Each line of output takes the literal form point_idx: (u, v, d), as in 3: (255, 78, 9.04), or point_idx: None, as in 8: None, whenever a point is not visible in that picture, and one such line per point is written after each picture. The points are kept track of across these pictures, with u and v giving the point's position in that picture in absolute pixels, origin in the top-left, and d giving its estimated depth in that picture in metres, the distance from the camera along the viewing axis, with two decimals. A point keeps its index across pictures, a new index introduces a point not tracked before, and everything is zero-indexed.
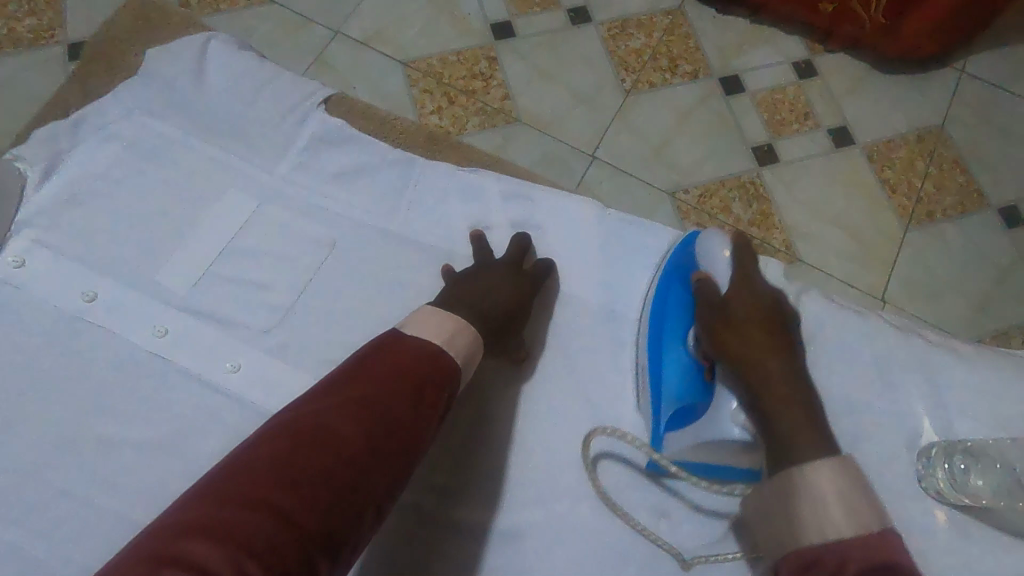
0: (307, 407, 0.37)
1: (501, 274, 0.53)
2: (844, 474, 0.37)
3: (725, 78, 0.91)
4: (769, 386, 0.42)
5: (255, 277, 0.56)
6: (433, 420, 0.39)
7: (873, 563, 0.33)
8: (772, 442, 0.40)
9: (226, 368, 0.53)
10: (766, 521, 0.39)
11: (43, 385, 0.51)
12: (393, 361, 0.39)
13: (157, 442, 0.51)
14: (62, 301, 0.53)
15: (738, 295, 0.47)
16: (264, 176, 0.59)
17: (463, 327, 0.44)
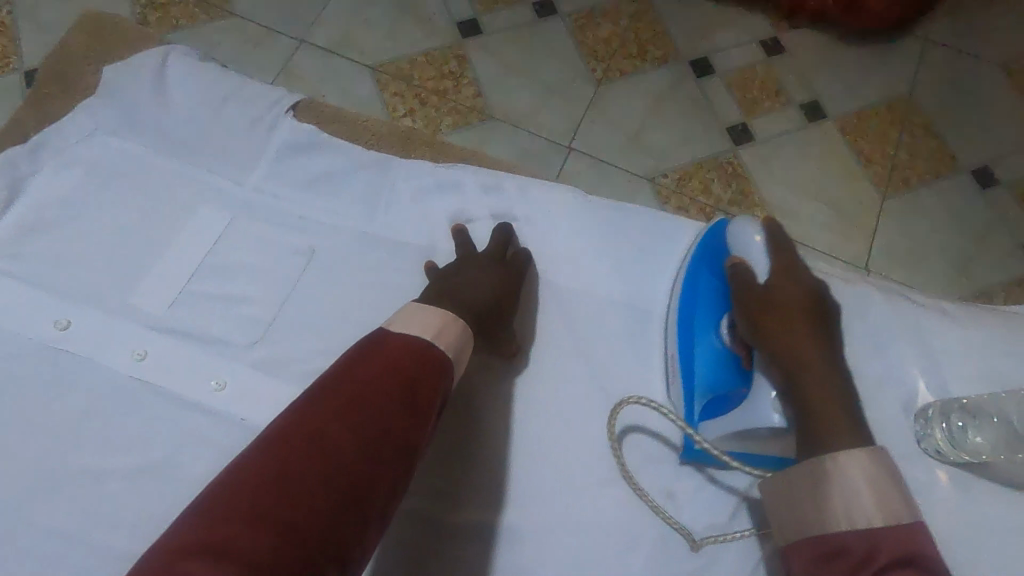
0: (301, 413, 0.36)
1: (485, 266, 0.52)
2: (877, 464, 0.37)
3: (694, 61, 0.92)
4: (811, 380, 0.42)
5: (235, 292, 0.54)
6: (431, 415, 0.38)
7: (904, 554, 0.33)
8: (806, 433, 0.40)
9: (212, 386, 0.51)
10: (789, 504, 0.39)
11: (20, 420, 0.49)
12: (383, 359, 0.38)
13: (145, 469, 0.49)
14: (35, 331, 0.52)
15: (788, 284, 0.46)
16: (236, 187, 0.58)
17: (451, 321, 0.43)
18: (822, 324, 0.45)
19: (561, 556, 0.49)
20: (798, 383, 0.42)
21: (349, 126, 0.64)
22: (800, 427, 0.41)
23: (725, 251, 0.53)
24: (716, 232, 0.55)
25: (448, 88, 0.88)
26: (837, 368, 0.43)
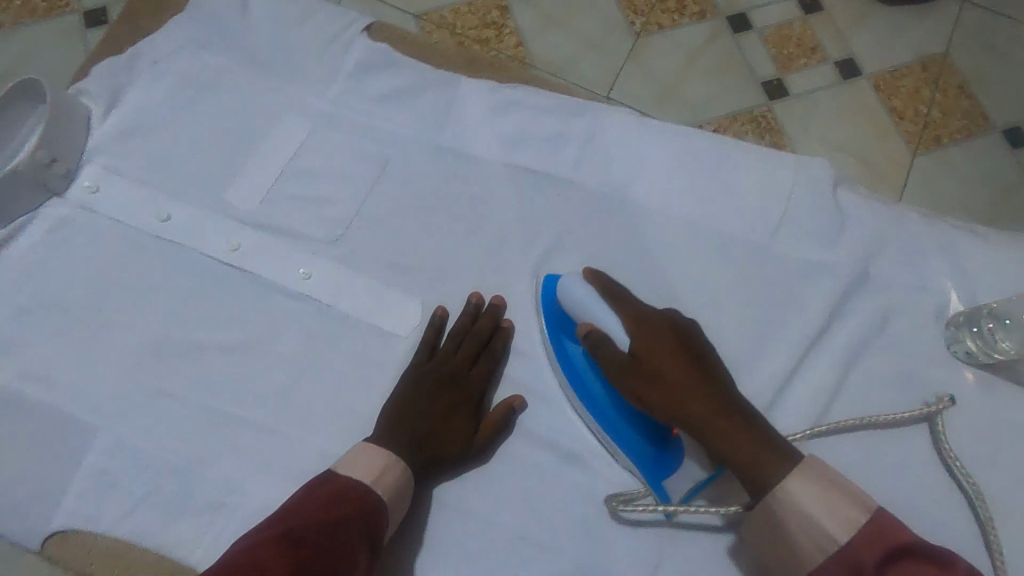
0: (250, 540, 0.42)
1: (445, 362, 0.54)
2: (812, 479, 0.43)
3: (732, 17, 0.94)
4: (717, 440, 0.46)
5: (318, 194, 0.59)
6: (364, 548, 0.43)
7: (881, 558, 0.40)
8: (744, 477, 0.45)
9: (300, 275, 0.56)
10: (771, 539, 0.45)
11: (131, 301, 0.55)
12: (328, 496, 0.45)
13: (242, 344, 0.54)
14: (139, 222, 0.57)
15: (650, 341, 0.50)
16: (315, 100, 0.61)
17: (394, 462, 0.48)
18: (698, 365, 0.49)
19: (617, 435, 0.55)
20: (711, 438, 0.47)
21: (418, 50, 0.67)
22: (736, 476, 0.46)
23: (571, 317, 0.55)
24: (553, 302, 0.56)
25: (491, 38, 0.91)
26: (727, 404, 0.47)
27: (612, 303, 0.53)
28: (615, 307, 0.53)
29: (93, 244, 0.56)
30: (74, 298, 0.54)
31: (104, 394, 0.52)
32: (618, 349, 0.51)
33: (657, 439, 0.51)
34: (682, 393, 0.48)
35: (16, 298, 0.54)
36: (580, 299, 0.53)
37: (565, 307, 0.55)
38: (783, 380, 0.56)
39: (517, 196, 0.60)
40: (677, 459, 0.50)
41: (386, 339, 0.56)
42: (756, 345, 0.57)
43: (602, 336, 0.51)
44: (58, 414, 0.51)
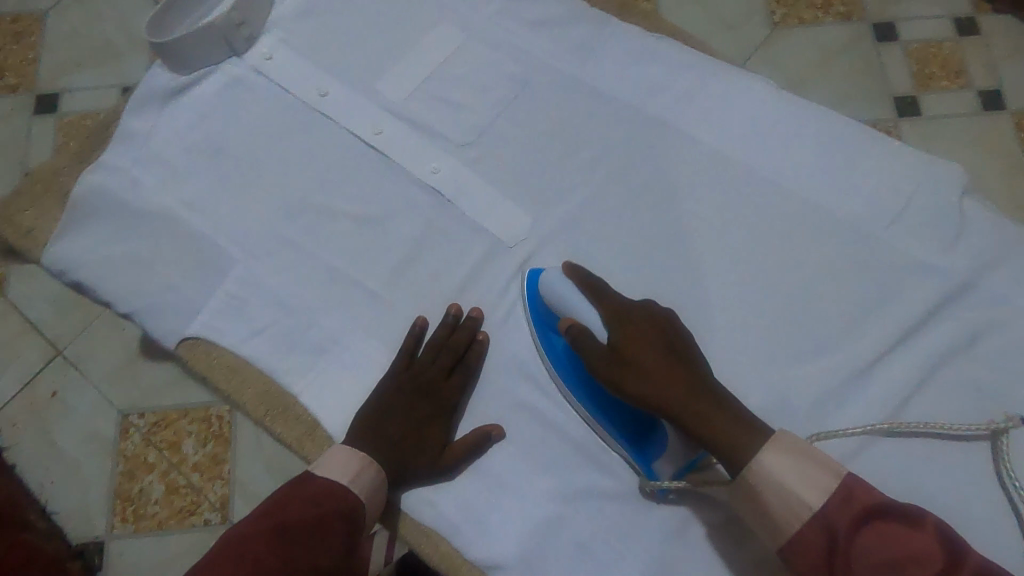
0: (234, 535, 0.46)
1: (421, 376, 0.55)
2: (781, 449, 0.44)
3: (878, 24, 0.92)
4: (692, 422, 0.47)
5: (457, 100, 0.63)
6: (340, 541, 0.47)
7: (855, 517, 0.42)
8: (718, 450, 0.46)
9: (429, 169, 0.61)
10: (746, 506, 0.46)
11: (282, 160, 0.61)
12: (306, 495, 0.49)
13: (367, 217, 0.60)
14: (300, 93, 0.63)
15: (628, 330, 0.52)
16: (474, 12, 0.65)
17: (369, 464, 0.52)
18: (674, 351, 0.51)
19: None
20: (688, 418, 0.47)
21: None
22: (713, 452, 0.47)
23: (555, 313, 0.56)
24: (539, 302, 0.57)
25: None
26: (699, 385, 0.48)
27: (590, 296, 0.54)
28: (593, 300, 0.54)
29: (259, 104, 0.63)
30: (235, 147, 0.61)
31: (248, 233, 0.59)
32: (597, 340, 0.52)
33: (640, 424, 0.53)
34: (656, 379, 0.49)
35: (190, 136, 0.61)
36: (562, 295, 0.55)
37: (550, 305, 0.56)
38: (861, 367, 0.57)
39: (640, 140, 0.63)
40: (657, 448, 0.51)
41: (494, 243, 0.61)
42: (840, 329, 0.58)
43: (578, 328, 0.53)
44: (204, 240, 0.58)
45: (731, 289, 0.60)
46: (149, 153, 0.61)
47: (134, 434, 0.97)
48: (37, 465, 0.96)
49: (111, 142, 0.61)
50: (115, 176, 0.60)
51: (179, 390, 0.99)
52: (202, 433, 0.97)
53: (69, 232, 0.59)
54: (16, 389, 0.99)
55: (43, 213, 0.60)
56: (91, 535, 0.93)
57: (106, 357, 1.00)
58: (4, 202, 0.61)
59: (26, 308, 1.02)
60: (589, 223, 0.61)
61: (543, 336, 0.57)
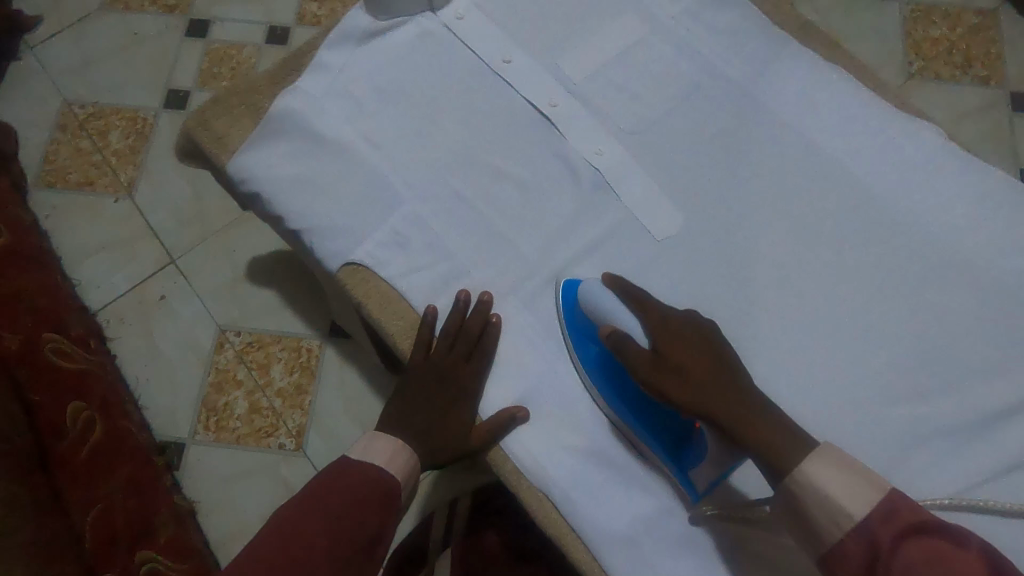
0: (286, 513, 0.51)
1: (437, 362, 0.59)
2: (827, 462, 0.43)
3: (1015, 95, 1.11)
4: (739, 429, 0.47)
5: (632, 89, 0.66)
6: (381, 515, 0.53)
7: (899, 534, 0.40)
8: (762, 458, 0.46)
9: (595, 150, 0.63)
10: (790, 520, 0.45)
11: (460, 117, 0.64)
12: (348, 476, 0.54)
13: (530, 184, 0.63)
14: (486, 58, 0.66)
15: (669, 338, 0.52)
16: (662, 9, 0.68)
17: (403, 447, 0.58)
18: (716, 359, 0.51)
19: (823, 402, 0.58)
20: (733, 425, 0.47)
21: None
22: (753, 459, 0.47)
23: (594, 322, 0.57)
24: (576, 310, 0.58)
25: None
26: (745, 393, 0.49)
27: (632, 305, 0.55)
28: (635, 310, 0.55)
29: (446, 60, 0.66)
30: (419, 97, 0.65)
31: (420, 178, 0.62)
32: (639, 347, 0.53)
33: (677, 435, 0.54)
34: (699, 387, 0.50)
35: (378, 79, 0.65)
36: (603, 304, 0.56)
37: (589, 314, 0.57)
38: (995, 420, 0.56)
39: (802, 158, 0.64)
40: (696, 457, 0.53)
41: (643, 233, 0.62)
42: (977, 379, 0.58)
43: (621, 335, 0.53)
44: (378, 177, 0.62)
45: (872, 319, 0.60)
46: (339, 87, 0.65)
47: (228, 350, 1.02)
48: (136, 360, 1.01)
49: (306, 70, 0.65)
50: (306, 102, 0.64)
51: (276, 317, 1.04)
52: (291, 361, 1.01)
53: (255, 146, 0.63)
54: (128, 286, 1.05)
55: (235, 124, 0.64)
56: (174, 436, 0.98)
57: (214, 273, 1.06)
58: (200, 107, 0.65)
59: (151, 214, 1.09)
60: (741, 229, 0.62)
61: (579, 345, 0.58)
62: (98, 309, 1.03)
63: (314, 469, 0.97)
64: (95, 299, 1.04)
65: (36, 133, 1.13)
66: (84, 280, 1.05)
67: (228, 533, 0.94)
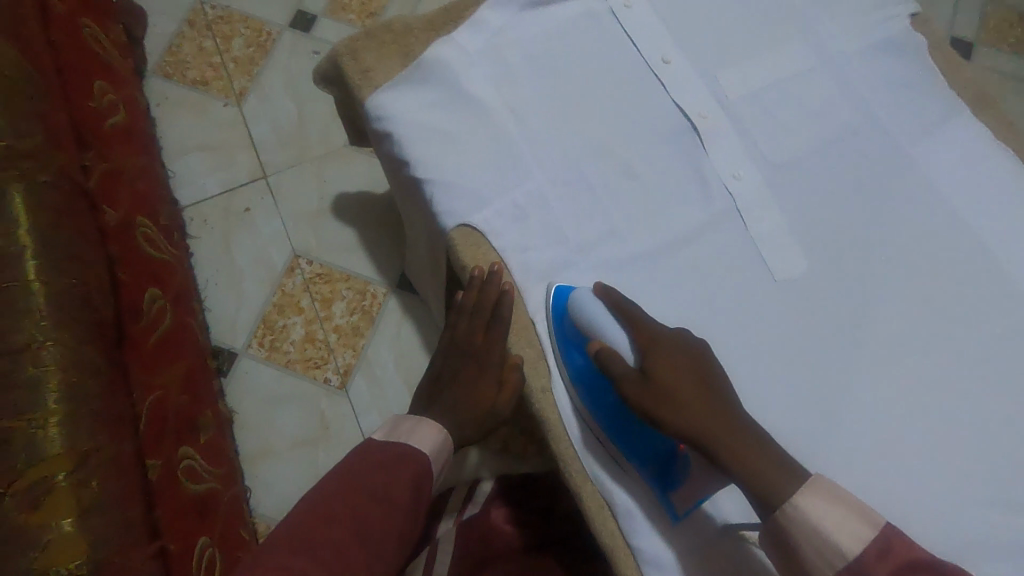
0: (313, 496, 0.53)
1: (465, 334, 0.62)
2: (823, 497, 0.46)
3: None
4: (733, 460, 0.48)
5: (786, 117, 0.63)
6: (407, 490, 0.55)
7: (889, 567, 0.43)
8: (752, 489, 0.47)
9: (734, 173, 0.61)
10: (777, 550, 0.48)
11: (605, 107, 0.63)
12: (373, 457, 0.56)
13: (658, 191, 0.61)
14: (645, 53, 0.64)
15: (657, 359, 0.52)
16: (837, 44, 0.65)
17: (428, 424, 0.60)
18: (702, 381, 0.51)
19: (920, 488, 0.54)
20: (724, 454, 0.48)
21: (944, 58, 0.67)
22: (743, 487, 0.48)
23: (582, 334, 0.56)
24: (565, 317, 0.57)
25: None
26: (732, 421, 0.50)
27: (621, 317, 0.54)
28: (625, 326, 0.54)
29: (605, 46, 0.65)
30: (569, 77, 0.64)
31: (553, 158, 0.62)
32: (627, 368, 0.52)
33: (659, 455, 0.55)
34: (686, 411, 0.50)
35: (533, 49, 0.64)
36: (593, 317, 0.54)
37: (577, 325, 0.56)
38: None
39: (946, 231, 0.61)
40: (678, 478, 0.54)
41: (761, 271, 0.59)
42: None
43: (610, 353, 0.53)
44: (512, 148, 0.62)
45: (984, 415, 0.56)
46: (494, 48, 0.64)
47: (297, 275, 1.03)
48: (208, 262, 1.03)
49: (465, 23, 0.65)
50: (459, 55, 0.63)
51: (348, 256, 1.05)
52: (354, 302, 1.02)
53: (399, 86, 0.63)
54: (217, 190, 1.07)
55: (383, 60, 0.64)
56: (229, 343, 1.00)
57: (300, 198, 1.07)
58: (353, 36, 0.65)
59: (253, 126, 1.10)
60: (868, 287, 0.59)
61: (563, 356, 0.57)
62: (185, 205, 1.05)
63: (353, 411, 0.98)
64: (184, 194, 1.06)
65: (163, 23, 1.14)
66: (178, 173, 1.07)
67: (256, 450, 0.96)
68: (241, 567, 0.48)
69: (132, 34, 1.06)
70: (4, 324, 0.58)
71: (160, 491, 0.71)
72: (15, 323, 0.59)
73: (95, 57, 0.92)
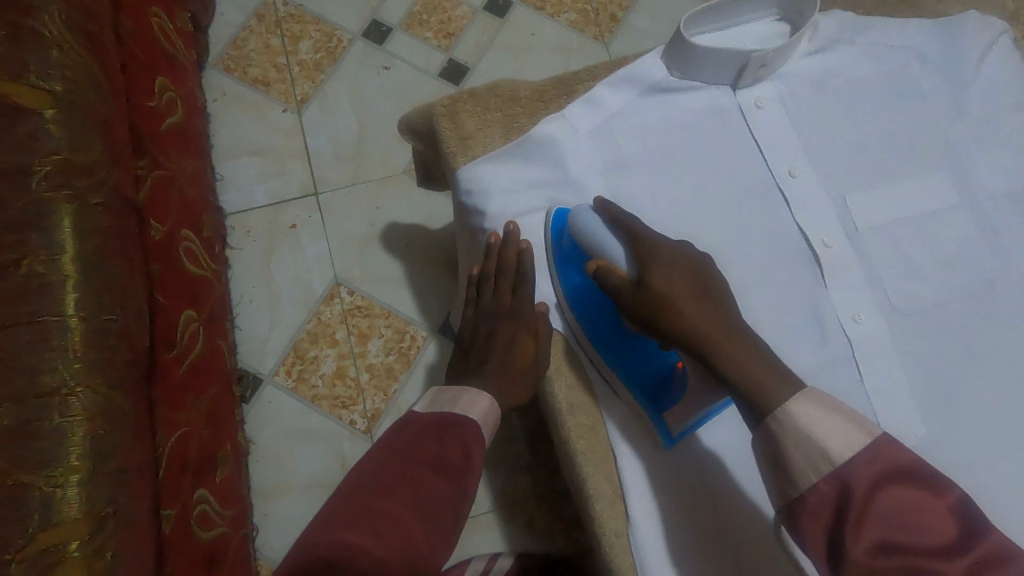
0: (360, 472, 0.46)
1: (494, 301, 0.59)
2: (814, 403, 0.42)
3: None
4: (729, 366, 0.45)
5: (916, 257, 0.57)
6: (456, 459, 0.47)
7: (875, 476, 0.39)
8: (745, 395, 0.44)
9: (854, 315, 0.55)
10: (762, 463, 0.43)
11: (720, 217, 0.57)
12: (417, 429, 0.49)
13: (767, 322, 0.55)
14: (773, 164, 0.58)
15: (650, 265, 0.50)
16: (980, 185, 0.59)
17: (469, 393, 0.53)
18: (699, 288, 0.49)
19: None
20: (718, 360, 0.46)
21: None
22: (739, 399, 0.45)
23: (580, 248, 0.55)
24: (564, 231, 0.56)
25: None
26: (727, 326, 0.47)
27: (617, 227, 0.53)
28: (623, 236, 0.53)
29: (727, 148, 0.59)
30: (684, 175, 0.58)
31: None
32: (621, 276, 0.51)
33: (655, 376, 0.54)
34: (679, 315, 0.47)
35: (649, 140, 0.59)
36: (590, 226, 0.53)
37: (574, 236, 0.55)
38: None
39: None
40: (673, 397, 0.52)
41: None
42: None
43: (607, 265, 0.52)
44: None
45: None
46: (606, 133, 0.58)
47: (336, 305, 0.98)
48: (246, 277, 0.98)
49: (579, 99, 0.59)
50: (569, 137, 0.58)
51: (392, 291, 0.99)
52: (391, 341, 0.97)
53: (498, 160, 0.57)
54: (266, 201, 1.01)
55: (484, 128, 0.59)
56: (256, 368, 0.95)
57: (350, 221, 1.01)
58: (454, 96, 0.60)
59: (311, 137, 1.04)
60: (987, 465, 0.52)
61: (561, 274, 0.57)
62: (230, 212, 1.00)
63: None
64: (230, 201, 1.00)
65: (231, 13, 1.09)
66: (227, 176, 1.02)
67: (270, 488, 0.91)
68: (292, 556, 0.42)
69: (199, 23, 1.00)
70: (32, 364, 0.53)
71: (172, 545, 0.63)
72: (43, 365, 0.53)
73: (161, 50, 0.87)
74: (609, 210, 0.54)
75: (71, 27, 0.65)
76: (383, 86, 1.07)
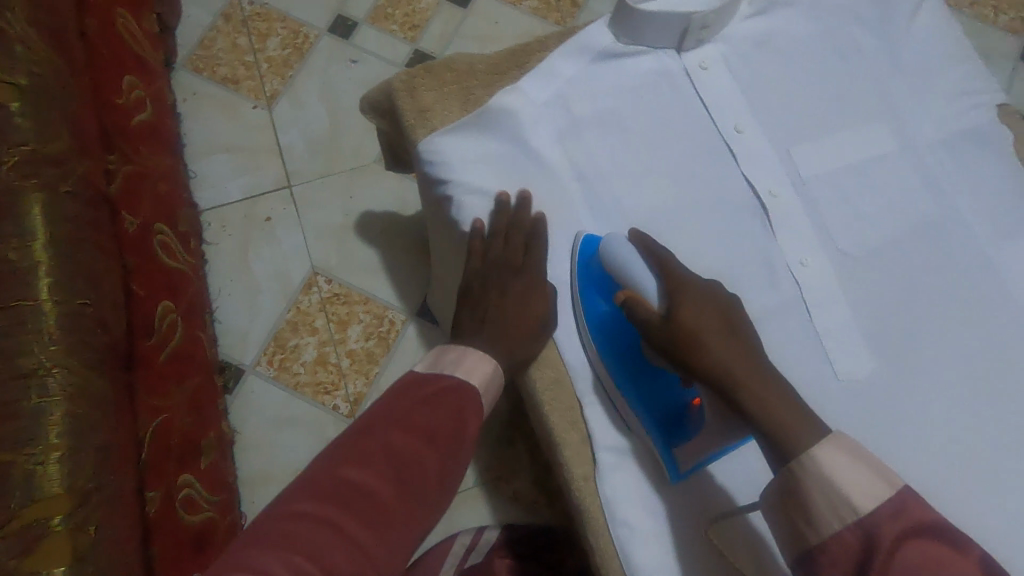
0: (358, 429, 0.48)
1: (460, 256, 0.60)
2: (842, 451, 0.44)
3: None
4: (757, 405, 0.47)
5: (859, 203, 0.60)
6: (453, 433, 0.49)
7: (903, 531, 0.41)
8: (773, 437, 0.46)
9: (801, 259, 0.58)
10: (784, 506, 0.45)
11: (671, 174, 0.60)
12: (419, 395, 0.50)
13: (719, 269, 0.58)
14: (719, 121, 0.61)
15: (684, 301, 0.51)
16: (915, 132, 0.62)
17: (469, 355, 0.54)
18: (728, 327, 0.51)
19: None
20: (743, 396, 0.47)
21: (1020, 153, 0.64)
22: (761, 436, 0.47)
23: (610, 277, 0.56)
24: (593, 259, 0.58)
25: None
26: (756, 364, 0.49)
27: (651, 261, 0.54)
28: (655, 269, 0.54)
29: (677, 109, 0.61)
30: (635, 136, 0.61)
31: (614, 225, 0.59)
32: (652, 310, 0.52)
33: (670, 410, 0.55)
34: (711, 355, 0.49)
35: (601, 104, 0.61)
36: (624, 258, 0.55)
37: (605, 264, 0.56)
38: None
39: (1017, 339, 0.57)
40: (688, 433, 0.53)
41: (825, 368, 0.55)
42: None
43: (636, 298, 0.52)
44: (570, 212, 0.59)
45: None
46: (559, 99, 0.61)
47: (314, 294, 0.99)
48: (224, 271, 0.99)
49: (531, 69, 0.61)
50: (524, 104, 0.60)
51: (369, 278, 1.01)
52: (371, 327, 0.98)
53: (456, 129, 0.59)
54: (240, 195, 1.02)
55: (442, 101, 0.61)
56: (238, 359, 0.96)
57: (324, 212, 1.03)
58: (411, 71, 0.62)
59: (282, 131, 1.06)
60: (929, 391, 0.55)
61: (584, 298, 0.58)
62: (206, 209, 1.01)
63: None
64: (205, 197, 1.02)
65: (199, 14, 1.10)
66: (201, 173, 1.03)
67: (257, 475, 0.92)
68: (282, 499, 0.45)
69: (166, 24, 1.02)
70: (9, 344, 0.53)
71: (158, 526, 0.64)
72: (21, 346, 0.54)
73: (128, 50, 0.88)
74: (642, 242, 0.55)
75: (33, 22, 0.66)
76: (352, 78, 1.09)
